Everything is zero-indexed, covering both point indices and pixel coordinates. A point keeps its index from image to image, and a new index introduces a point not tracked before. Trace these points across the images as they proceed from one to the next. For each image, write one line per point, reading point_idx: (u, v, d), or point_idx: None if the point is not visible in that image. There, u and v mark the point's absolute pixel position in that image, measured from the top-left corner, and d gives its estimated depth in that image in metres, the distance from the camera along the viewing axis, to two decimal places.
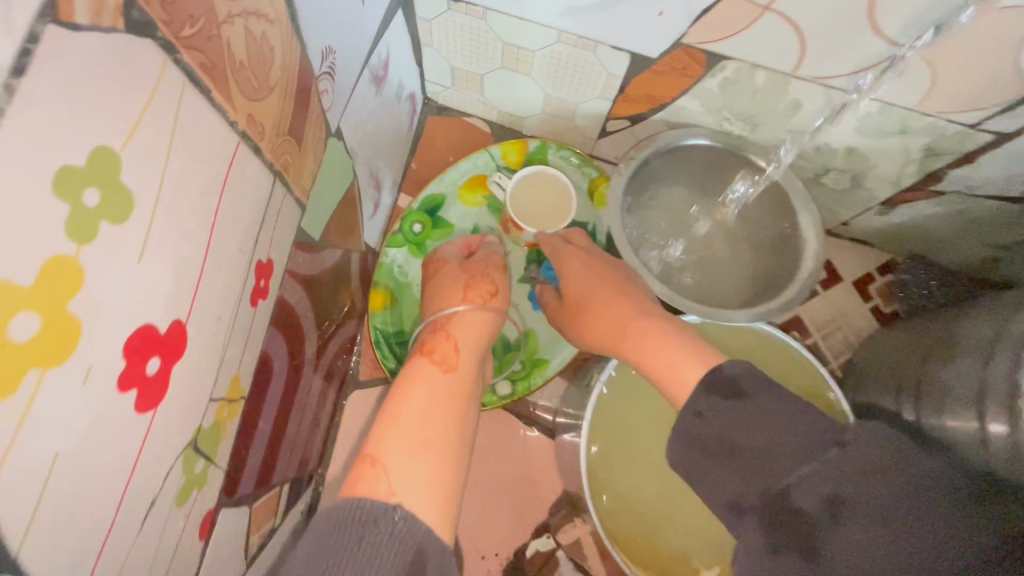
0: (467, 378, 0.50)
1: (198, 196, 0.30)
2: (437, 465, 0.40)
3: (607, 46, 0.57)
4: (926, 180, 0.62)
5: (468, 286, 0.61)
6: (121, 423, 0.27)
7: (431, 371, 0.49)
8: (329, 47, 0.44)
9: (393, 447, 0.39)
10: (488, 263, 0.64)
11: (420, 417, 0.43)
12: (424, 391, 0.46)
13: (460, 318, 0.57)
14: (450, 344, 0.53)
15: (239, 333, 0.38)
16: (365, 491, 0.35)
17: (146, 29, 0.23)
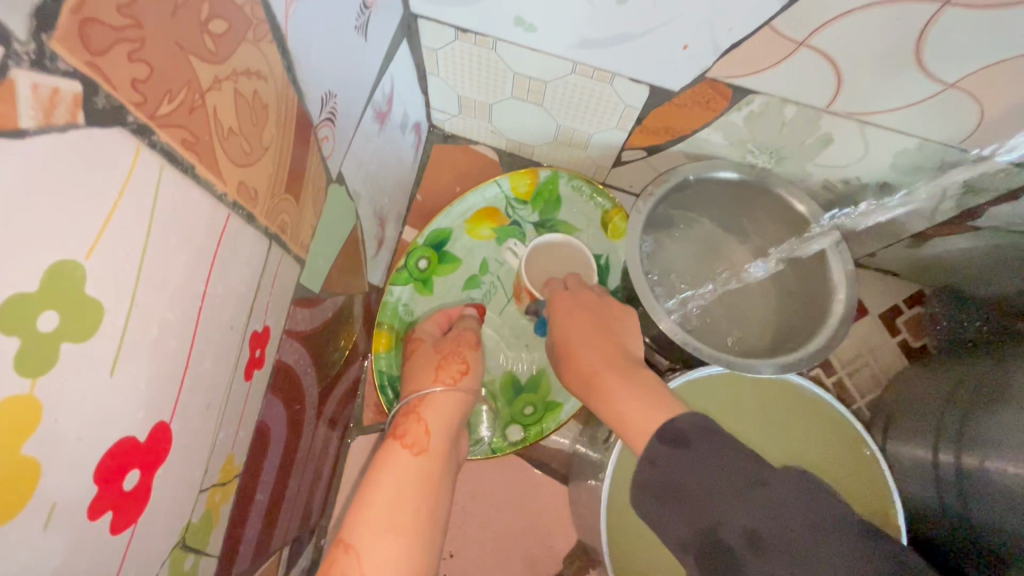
0: (438, 462, 0.48)
1: (184, 281, 0.27)
2: (409, 550, 0.40)
3: (625, 79, 0.53)
4: (964, 215, 0.59)
5: (440, 365, 0.58)
6: (94, 553, 0.23)
7: (400, 453, 0.47)
8: (329, 92, 0.40)
9: (367, 529, 0.40)
10: (465, 339, 0.61)
11: (391, 501, 0.42)
12: (394, 474, 0.45)
13: (432, 401, 0.54)
14: (422, 428, 0.51)
15: (232, 413, 0.35)
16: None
17: (114, 116, 0.20)
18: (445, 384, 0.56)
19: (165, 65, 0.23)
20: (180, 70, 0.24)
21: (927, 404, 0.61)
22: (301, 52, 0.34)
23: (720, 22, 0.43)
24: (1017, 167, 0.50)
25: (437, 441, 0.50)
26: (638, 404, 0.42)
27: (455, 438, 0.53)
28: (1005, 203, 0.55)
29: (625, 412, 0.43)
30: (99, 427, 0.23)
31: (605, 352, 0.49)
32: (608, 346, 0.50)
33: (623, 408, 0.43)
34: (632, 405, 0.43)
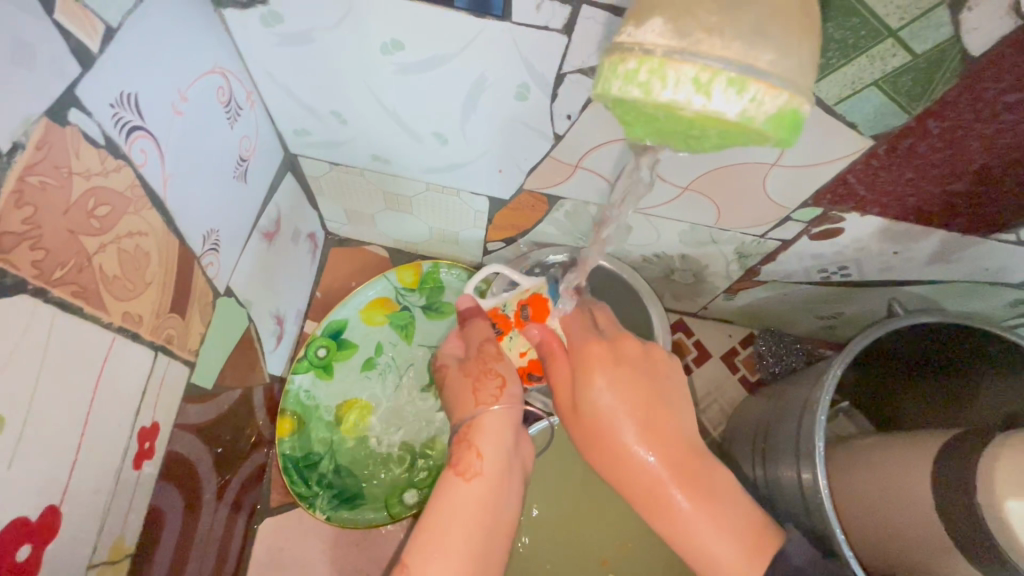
0: (492, 482, 0.54)
1: (75, 391, 0.36)
2: (468, 573, 0.49)
3: (467, 192, 0.67)
4: (749, 274, 0.75)
5: (476, 385, 0.61)
6: None
7: (456, 483, 0.53)
8: (212, 228, 0.51)
9: (423, 557, 0.49)
10: (487, 355, 0.63)
11: (453, 525, 0.50)
12: (461, 502, 0.52)
13: (482, 425, 0.57)
14: (477, 454, 0.55)
15: (122, 495, 0.44)
16: None
17: (18, 287, 0.31)
18: (506, 405, 0.58)
19: (58, 245, 0.34)
20: (70, 246, 0.35)
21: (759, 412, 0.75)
22: (182, 208, 0.45)
23: (517, 155, 0.58)
24: (761, 238, 0.66)
25: (492, 464, 0.55)
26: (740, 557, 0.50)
27: (514, 447, 0.58)
28: (769, 263, 0.71)
29: (703, 524, 0.51)
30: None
31: (659, 453, 0.52)
32: (637, 432, 0.53)
33: (698, 522, 0.51)
34: (733, 549, 0.50)
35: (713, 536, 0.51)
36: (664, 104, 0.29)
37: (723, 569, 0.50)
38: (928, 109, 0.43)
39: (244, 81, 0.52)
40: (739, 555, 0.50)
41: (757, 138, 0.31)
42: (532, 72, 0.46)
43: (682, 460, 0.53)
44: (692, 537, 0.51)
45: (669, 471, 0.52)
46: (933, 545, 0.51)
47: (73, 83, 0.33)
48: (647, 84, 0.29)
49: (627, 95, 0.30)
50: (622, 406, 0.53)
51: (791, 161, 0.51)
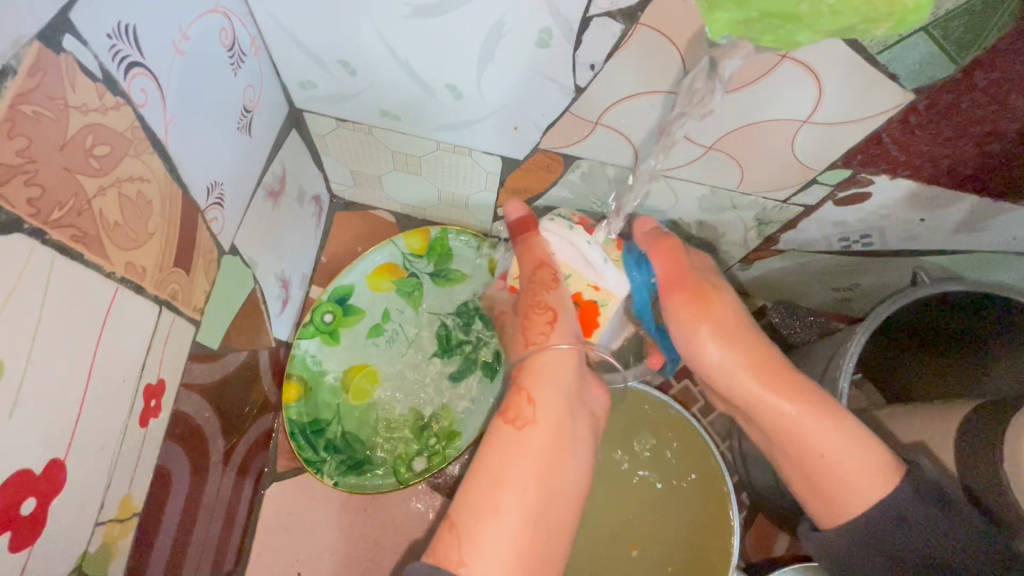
0: (549, 431, 0.52)
1: (75, 343, 0.35)
2: (522, 533, 0.47)
3: (479, 152, 0.65)
4: (768, 242, 0.73)
5: (530, 316, 0.60)
6: None
7: (506, 431, 0.52)
8: (216, 181, 0.49)
9: (473, 517, 0.47)
10: (540, 282, 0.59)
11: (499, 474, 0.49)
12: (509, 451, 0.51)
13: (540, 371, 0.57)
14: (528, 401, 0.54)
15: (129, 453, 0.42)
16: (444, 560, 0.45)
17: (14, 225, 0.29)
18: (556, 343, 0.58)
19: (55, 183, 0.31)
20: (67, 186, 0.32)
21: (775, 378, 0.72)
22: (185, 156, 0.43)
23: (535, 110, 0.55)
24: (784, 204, 0.64)
25: (547, 414, 0.53)
26: (862, 464, 0.50)
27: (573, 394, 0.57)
28: (789, 230, 0.69)
29: (832, 457, 0.51)
30: None
31: (757, 375, 0.53)
32: (750, 373, 0.53)
33: (821, 449, 0.51)
34: (854, 465, 0.50)
35: (829, 440, 0.50)
36: None
37: (844, 482, 0.51)
38: (977, 60, 0.41)
39: (248, 25, 0.49)
40: (861, 457, 0.50)
41: (863, 19, 0.30)
42: (556, 16, 0.43)
43: (763, 367, 0.54)
44: (804, 447, 0.52)
45: (785, 389, 0.52)
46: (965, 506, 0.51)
47: (66, 7, 0.30)
48: None
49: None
50: (727, 354, 0.54)
51: (824, 117, 0.49)
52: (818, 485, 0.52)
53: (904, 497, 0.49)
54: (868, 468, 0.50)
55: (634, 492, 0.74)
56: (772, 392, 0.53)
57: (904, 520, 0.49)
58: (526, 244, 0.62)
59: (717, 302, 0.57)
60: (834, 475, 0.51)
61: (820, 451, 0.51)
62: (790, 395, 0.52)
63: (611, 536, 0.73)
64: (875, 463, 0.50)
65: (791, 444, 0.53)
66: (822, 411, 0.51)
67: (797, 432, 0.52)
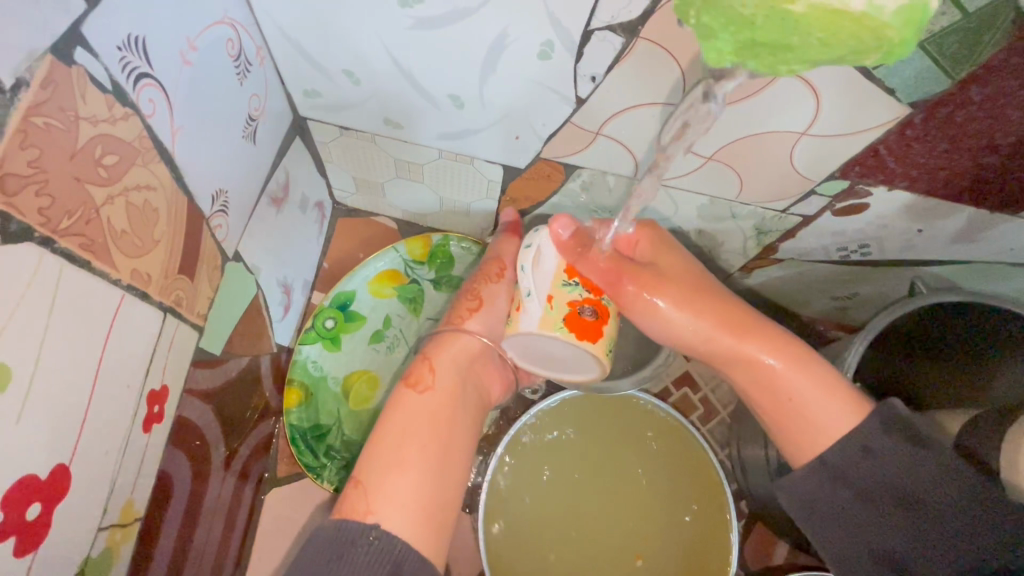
0: (445, 397, 0.53)
1: (82, 350, 0.35)
2: (422, 498, 0.46)
3: (481, 160, 0.65)
4: (766, 251, 0.73)
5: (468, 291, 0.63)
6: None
7: (408, 394, 0.52)
8: (221, 189, 0.49)
9: (380, 470, 0.46)
10: (488, 271, 0.64)
11: (399, 433, 0.49)
12: (413, 412, 0.51)
13: (445, 342, 0.59)
14: (432, 370, 0.55)
15: (132, 457, 0.43)
16: (349, 513, 0.44)
17: (24, 235, 0.30)
18: (472, 329, 0.60)
19: (64, 193, 0.32)
20: (77, 195, 0.33)
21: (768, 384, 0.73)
22: (191, 164, 0.43)
23: (535, 120, 0.56)
24: (782, 213, 0.64)
25: (445, 380, 0.55)
26: (823, 395, 0.50)
27: (469, 373, 0.58)
28: (788, 240, 0.70)
29: (805, 398, 0.50)
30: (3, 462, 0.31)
31: (716, 322, 0.53)
32: (711, 322, 0.53)
33: (801, 396, 0.50)
34: (815, 394, 0.50)
35: (800, 384, 0.51)
36: None
37: (820, 431, 0.49)
38: (972, 75, 0.41)
39: (254, 35, 0.50)
40: (829, 401, 0.49)
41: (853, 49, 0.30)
42: (557, 30, 0.44)
43: (741, 322, 0.53)
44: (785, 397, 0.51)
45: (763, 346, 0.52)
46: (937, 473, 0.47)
47: (78, 21, 0.31)
48: None
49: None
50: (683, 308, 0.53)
51: (822, 129, 0.50)
52: (796, 444, 0.50)
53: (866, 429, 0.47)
54: (834, 390, 0.50)
55: (637, 505, 0.74)
56: (733, 339, 0.53)
57: (871, 452, 0.46)
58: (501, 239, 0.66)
59: (666, 259, 0.56)
60: (787, 420, 0.51)
61: (788, 390, 0.51)
62: (762, 343, 0.52)
63: (614, 551, 0.72)
64: (849, 402, 0.49)
65: (769, 398, 0.52)
66: (817, 369, 0.51)
67: (771, 377, 0.52)
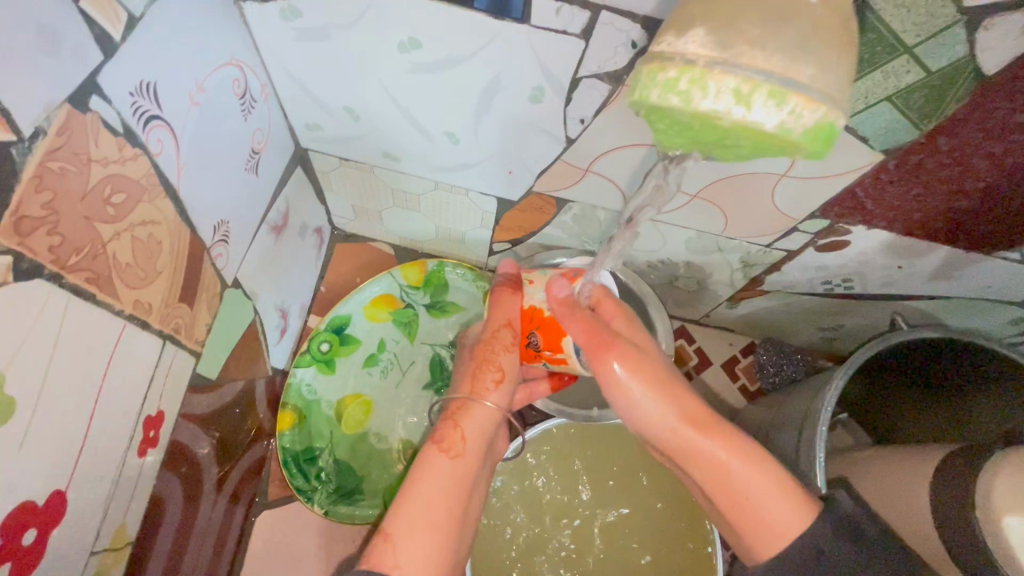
0: (473, 463, 0.54)
1: (84, 378, 0.37)
2: (440, 543, 0.47)
3: (476, 192, 0.67)
4: (753, 283, 0.75)
5: (481, 362, 0.60)
6: None
7: (436, 458, 0.52)
8: (222, 220, 0.51)
9: (408, 528, 0.46)
10: (498, 340, 0.59)
11: (428, 498, 0.49)
12: (435, 478, 0.51)
13: (470, 409, 0.57)
14: (461, 435, 0.55)
15: (126, 483, 0.44)
16: (376, 565, 0.44)
17: (35, 272, 0.32)
18: (494, 401, 0.58)
19: (74, 231, 0.34)
20: (86, 233, 0.35)
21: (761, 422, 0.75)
22: (194, 197, 0.45)
23: (528, 157, 0.58)
24: (767, 248, 0.66)
25: (474, 448, 0.55)
26: (776, 493, 0.48)
27: (490, 442, 0.58)
28: (774, 273, 0.72)
29: (759, 497, 0.48)
30: (5, 488, 0.32)
31: (678, 423, 0.51)
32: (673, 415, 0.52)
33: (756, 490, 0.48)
34: (762, 489, 0.48)
35: (752, 479, 0.49)
36: (703, 114, 0.29)
37: (772, 531, 0.47)
38: (939, 126, 0.44)
39: (259, 74, 0.53)
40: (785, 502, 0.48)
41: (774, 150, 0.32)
42: (546, 76, 0.46)
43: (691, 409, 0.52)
44: (734, 487, 0.49)
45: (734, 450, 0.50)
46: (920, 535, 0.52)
47: (95, 71, 0.33)
48: (687, 94, 0.29)
49: (665, 103, 0.30)
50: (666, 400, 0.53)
51: (800, 172, 0.52)
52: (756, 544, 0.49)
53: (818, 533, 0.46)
54: (789, 491, 0.48)
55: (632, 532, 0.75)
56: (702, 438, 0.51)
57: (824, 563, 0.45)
58: (498, 299, 0.60)
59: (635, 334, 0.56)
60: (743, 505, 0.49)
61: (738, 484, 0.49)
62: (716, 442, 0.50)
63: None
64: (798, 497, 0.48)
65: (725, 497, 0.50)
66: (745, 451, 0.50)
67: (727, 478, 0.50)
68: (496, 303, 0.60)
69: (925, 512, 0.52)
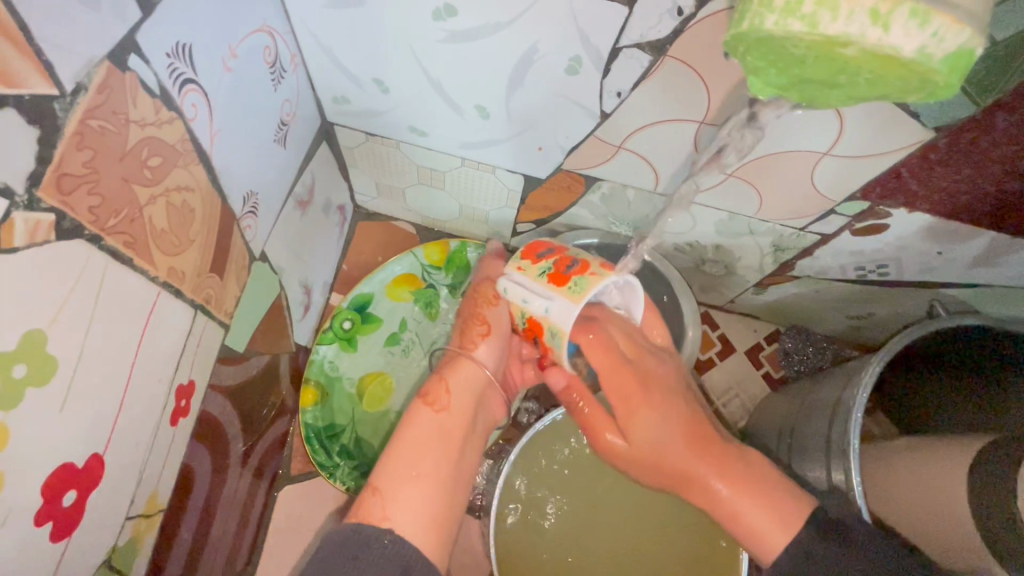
0: (460, 417, 0.54)
1: (121, 343, 0.36)
2: (435, 493, 0.48)
3: (503, 169, 0.66)
4: (783, 268, 0.74)
5: (464, 329, 0.61)
6: (37, 546, 0.33)
7: (423, 412, 0.54)
8: (252, 191, 0.51)
9: (399, 480, 0.48)
10: (484, 295, 0.61)
11: (414, 451, 0.50)
12: (424, 432, 0.52)
13: (460, 368, 0.59)
14: (446, 388, 0.56)
15: (158, 451, 0.44)
16: (365, 518, 0.45)
17: (76, 232, 0.31)
18: (479, 358, 0.59)
19: (112, 193, 0.33)
20: (124, 195, 0.34)
21: (785, 411, 0.73)
22: (226, 166, 0.45)
23: (559, 132, 0.57)
24: (801, 231, 0.65)
25: (461, 402, 0.56)
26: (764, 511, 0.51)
27: (478, 402, 0.57)
28: (805, 258, 0.70)
29: (742, 509, 0.52)
30: (46, 449, 0.32)
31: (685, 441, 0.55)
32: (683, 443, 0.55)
33: (736, 505, 0.52)
34: (755, 512, 0.52)
35: (731, 489, 0.53)
36: (828, 38, 0.28)
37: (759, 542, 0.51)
38: (998, 102, 0.41)
39: (289, 42, 0.52)
40: (769, 518, 0.51)
41: (898, 88, 0.31)
42: (586, 46, 0.45)
43: (697, 435, 0.56)
44: (723, 507, 0.53)
45: (710, 468, 0.54)
46: (954, 532, 0.51)
47: (134, 28, 0.32)
48: (813, 15, 0.27)
49: (784, 28, 0.28)
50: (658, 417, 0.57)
51: (845, 150, 0.50)
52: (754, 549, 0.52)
53: (810, 542, 0.49)
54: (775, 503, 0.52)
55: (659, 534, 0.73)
56: (699, 459, 0.54)
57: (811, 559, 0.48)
58: (485, 265, 0.65)
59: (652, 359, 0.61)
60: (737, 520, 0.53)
61: (729, 504, 0.53)
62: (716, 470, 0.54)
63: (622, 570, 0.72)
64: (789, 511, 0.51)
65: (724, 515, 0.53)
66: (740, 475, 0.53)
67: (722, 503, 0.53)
68: (489, 272, 0.64)
69: (963, 500, 0.50)
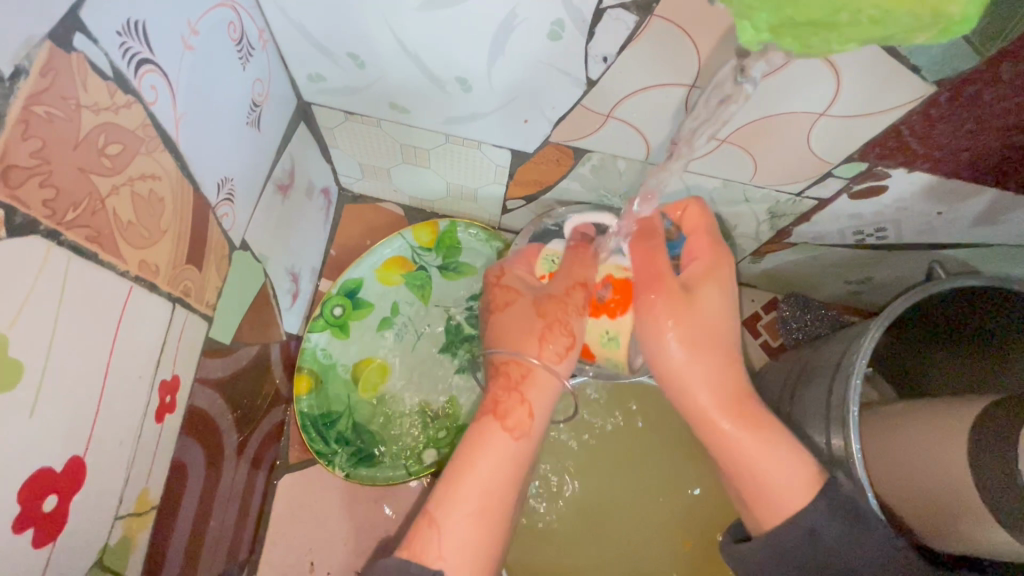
0: (533, 441, 0.53)
1: (91, 342, 0.35)
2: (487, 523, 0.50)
3: (489, 144, 0.64)
4: (780, 235, 0.72)
5: (546, 331, 0.55)
6: (18, 553, 0.33)
7: (504, 439, 0.52)
8: (226, 177, 0.48)
9: (447, 512, 0.49)
10: (571, 300, 0.56)
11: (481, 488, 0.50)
12: (500, 453, 0.52)
13: (535, 376, 0.55)
14: (529, 412, 0.53)
15: (146, 448, 0.43)
16: (416, 555, 0.48)
17: (30, 228, 0.30)
18: (561, 367, 0.56)
19: (68, 184, 0.32)
20: (81, 187, 0.33)
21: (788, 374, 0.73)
22: (194, 153, 0.43)
23: (545, 103, 0.54)
24: (797, 197, 0.63)
25: (538, 423, 0.54)
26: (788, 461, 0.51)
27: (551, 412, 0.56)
28: (802, 223, 0.68)
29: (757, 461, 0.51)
30: (20, 454, 0.31)
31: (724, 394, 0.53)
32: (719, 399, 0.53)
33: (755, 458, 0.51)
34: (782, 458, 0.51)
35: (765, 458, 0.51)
36: None
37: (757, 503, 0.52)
38: (1004, 51, 0.39)
39: (256, 17, 0.49)
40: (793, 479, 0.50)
41: (909, 27, 0.28)
42: (568, 9, 0.42)
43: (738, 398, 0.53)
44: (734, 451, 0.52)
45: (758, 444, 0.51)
46: (959, 504, 0.51)
47: (75, 5, 0.30)
48: None
49: None
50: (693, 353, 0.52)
51: (841, 110, 0.48)
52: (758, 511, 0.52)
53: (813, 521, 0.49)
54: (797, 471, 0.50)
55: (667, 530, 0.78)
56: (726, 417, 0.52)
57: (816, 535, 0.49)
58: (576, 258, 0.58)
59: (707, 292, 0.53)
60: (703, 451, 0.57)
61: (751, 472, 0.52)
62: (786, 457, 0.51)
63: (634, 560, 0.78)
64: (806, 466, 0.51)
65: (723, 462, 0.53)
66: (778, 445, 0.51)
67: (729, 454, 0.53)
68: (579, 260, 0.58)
69: (962, 468, 0.50)
